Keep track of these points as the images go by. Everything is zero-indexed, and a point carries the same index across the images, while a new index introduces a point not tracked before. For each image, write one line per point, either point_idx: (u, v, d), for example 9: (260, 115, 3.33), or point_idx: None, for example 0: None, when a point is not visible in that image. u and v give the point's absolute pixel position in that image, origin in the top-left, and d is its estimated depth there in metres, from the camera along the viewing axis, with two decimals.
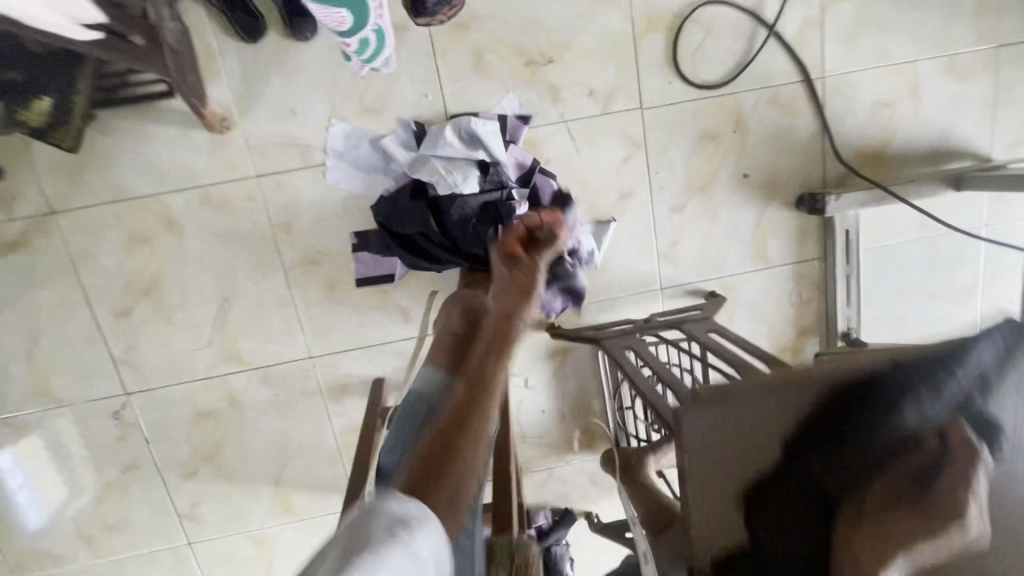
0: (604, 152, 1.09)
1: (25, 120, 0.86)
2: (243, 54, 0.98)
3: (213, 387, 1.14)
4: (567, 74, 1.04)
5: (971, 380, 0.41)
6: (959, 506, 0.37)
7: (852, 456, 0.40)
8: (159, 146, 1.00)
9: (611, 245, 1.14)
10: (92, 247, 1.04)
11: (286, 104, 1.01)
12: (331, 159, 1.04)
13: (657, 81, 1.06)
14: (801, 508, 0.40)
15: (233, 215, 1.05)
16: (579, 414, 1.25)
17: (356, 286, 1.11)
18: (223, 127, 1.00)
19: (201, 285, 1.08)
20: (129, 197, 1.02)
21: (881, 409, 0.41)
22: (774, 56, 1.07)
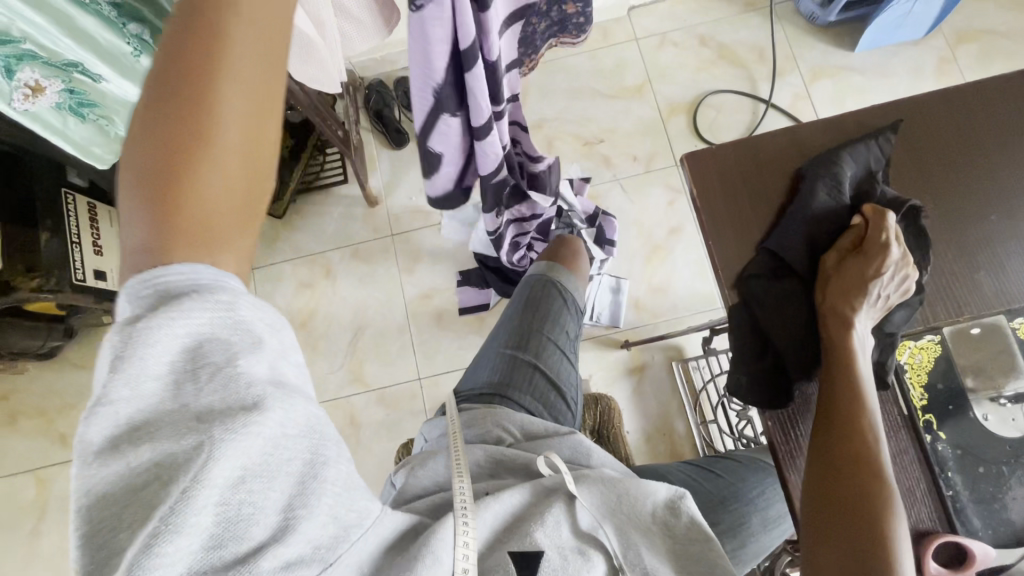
0: (652, 198, 1.38)
1: None
2: (392, 157, 1.46)
3: (338, 407, 1.34)
4: (616, 148, 1.41)
5: (880, 160, 0.58)
6: (881, 241, 0.54)
7: (806, 219, 0.56)
8: (330, 219, 1.43)
9: (670, 271, 1.35)
10: (272, 292, 1.42)
11: (417, 185, 1.44)
12: (445, 220, 1.41)
13: (686, 145, 1.40)
14: (782, 259, 0.56)
15: (372, 263, 1.41)
16: (664, 435, 1.27)
17: (458, 315, 1.37)
18: (375, 201, 1.42)
19: (342, 318, 1.39)
20: (304, 255, 1.43)
21: (823, 173, 0.57)
22: (777, 120, 1.39)
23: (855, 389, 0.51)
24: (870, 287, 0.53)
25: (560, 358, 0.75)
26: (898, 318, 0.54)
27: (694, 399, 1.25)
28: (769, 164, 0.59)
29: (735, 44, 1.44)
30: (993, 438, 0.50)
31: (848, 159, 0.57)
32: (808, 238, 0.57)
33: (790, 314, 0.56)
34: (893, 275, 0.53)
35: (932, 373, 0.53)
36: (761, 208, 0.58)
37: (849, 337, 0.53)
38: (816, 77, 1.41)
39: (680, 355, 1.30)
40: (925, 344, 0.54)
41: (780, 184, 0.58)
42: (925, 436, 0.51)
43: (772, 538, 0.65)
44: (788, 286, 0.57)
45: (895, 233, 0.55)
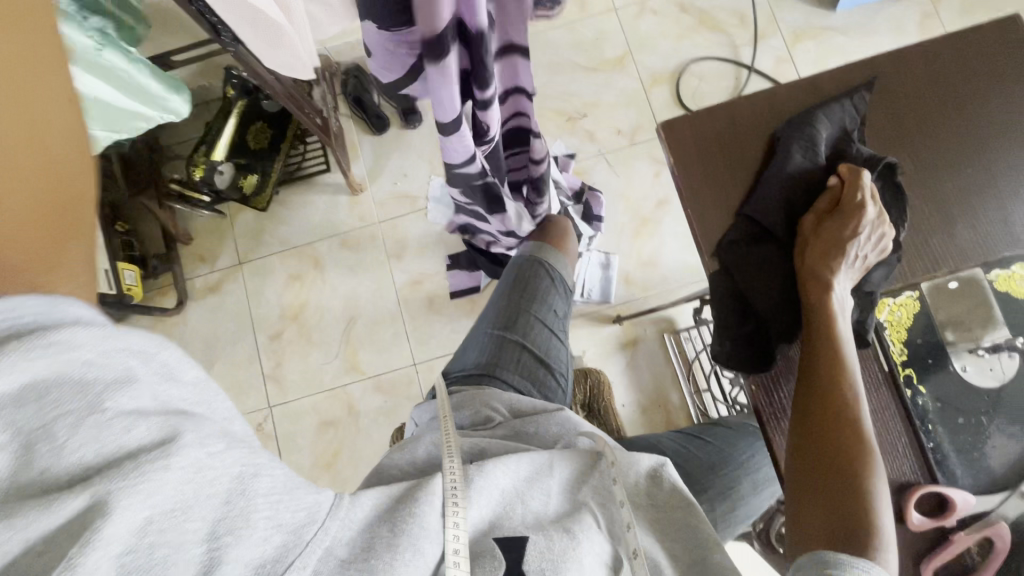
0: (637, 171, 1.38)
1: (241, 187, 1.29)
2: (374, 143, 1.44)
3: (336, 396, 1.35)
4: (599, 122, 1.40)
5: (854, 120, 0.58)
6: (856, 201, 0.55)
7: (782, 183, 0.56)
8: (315, 209, 1.42)
9: (658, 243, 1.34)
10: (262, 286, 1.41)
11: (401, 170, 1.43)
12: (431, 203, 1.40)
13: (670, 115, 1.38)
14: (761, 223, 0.57)
15: (361, 252, 1.40)
16: (659, 406, 1.29)
17: (450, 299, 1.37)
18: (359, 189, 1.41)
19: (334, 308, 1.39)
20: (292, 247, 1.42)
21: (798, 137, 0.57)
22: (760, 85, 1.38)
23: (834, 350, 0.51)
24: (847, 247, 0.53)
25: (548, 336, 0.75)
26: (876, 277, 0.55)
27: (687, 369, 1.26)
28: (745, 128, 0.59)
29: (716, 9, 1.42)
30: (971, 389, 0.51)
31: (822, 121, 0.57)
32: (785, 202, 0.57)
33: (771, 277, 0.57)
34: (870, 233, 0.54)
35: (910, 328, 0.53)
36: (739, 173, 0.58)
37: (828, 298, 0.53)
38: (799, 39, 1.39)
39: (672, 326, 1.31)
40: (904, 301, 0.54)
41: (757, 148, 0.58)
42: (904, 390, 0.51)
43: (763, 499, 0.66)
44: (767, 250, 0.57)
45: (870, 193, 0.55)
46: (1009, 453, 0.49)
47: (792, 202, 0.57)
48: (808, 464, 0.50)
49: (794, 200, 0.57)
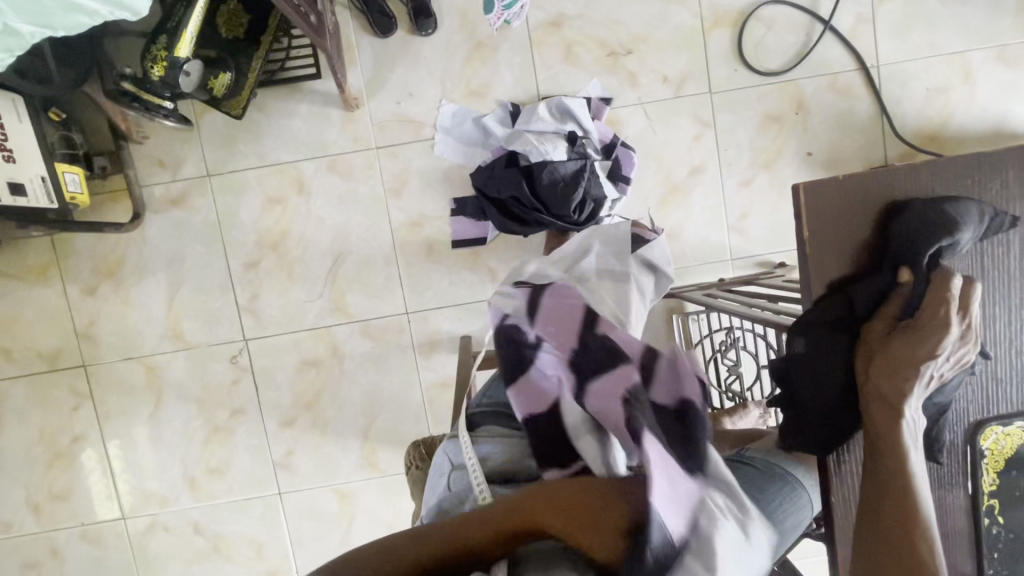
0: (676, 130, 1.22)
1: (211, 89, 1.06)
2: (376, 47, 1.19)
3: (319, 337, 1.26)
4: (645, 63, 1.20)
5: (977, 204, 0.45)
6: (945, 312, 0.44)
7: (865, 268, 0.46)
8: (301, 122, 1.21)
9: (683, 216, 1.24)
10: (235, 205, 1.23)
11: (406, 88, 1.20)
12: (439, 134, 1.21)
13: (725, 68, 1.20)
14: (825, 317, 0.46)
15: (353, 180, 1.22)
16: None
17: (451, 247, 1.24)
18: (355, 104, 1.19)
19: (319, 242, 1.24)
20: (271, 164, 1.22)
21: (905, 216, 0.45)
22: (830, 47, 1.20)
23: (897, 460, 0.44)
24: (921, 368, 0.44)
25: None
26: (951, 391, 0.46)
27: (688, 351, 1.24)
28: (845, 197, 0.45)
29: None
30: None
31: (940, 211, 0.44)
32: (864, 291, 0.46)
33: (823, 376, 0.48)
34: (951, 355, 0.44)
35: (1009, 457, 0.48)
36: (826, 257, 0.46)
37: (888, 418, 0.45)
38: None
39: (680, 306, 1.26)
40: (1013, 430, 0.47)
41: (854, 229, 0.45)
42: (983, 520, 0.48)
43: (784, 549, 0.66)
44: (830, 343, 0.47)
45: (958, 303, 0.44)
46: None
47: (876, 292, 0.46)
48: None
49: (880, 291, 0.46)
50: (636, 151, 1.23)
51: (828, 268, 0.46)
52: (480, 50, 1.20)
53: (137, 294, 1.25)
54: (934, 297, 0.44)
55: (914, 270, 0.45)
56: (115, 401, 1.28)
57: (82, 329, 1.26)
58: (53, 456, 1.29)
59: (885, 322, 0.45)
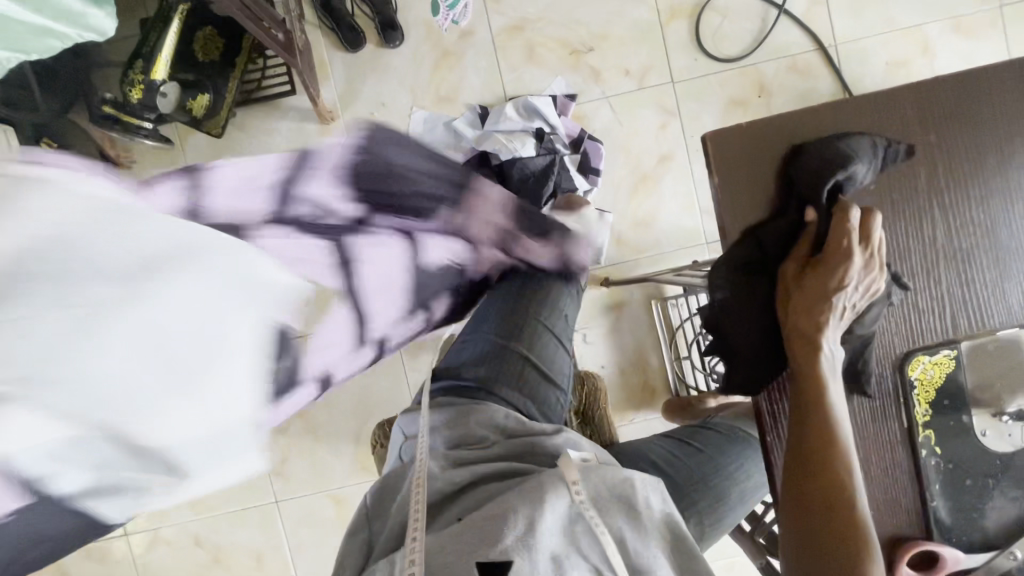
0: (642, 121, 1.25)
1: (191, 110, 1.12)
2: (347, 62, 1.25)
3: None
4: (606, 58, 1.24)
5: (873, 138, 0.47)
6: (848, 246, 0.46)
7: (772, 212, 0.48)
8: (280, 137, 1.26)
9: (655, 203, 1.26)
10: None
11: (378, 99, 1.25)
12: (412, 140, 1.26)
13: (685, 58, 1.24)
14: (740, 263, 0.49)
15: None
16: (638, 370, 1.29)
17: None
18: (330, 117, 1.24)
19: None
20: None
21: (802, 158, 0.47)
22: (787, 30, 1.23)
23: (817, 401, 0.47)
24: (832, 302, 0.47)
25: (551, 345, 0.82)
26: (869, 318, 0.48)
27: (670, 337, 1.25)
28: (745, 147, 0.48)
29: None
30: (985, 454, 0.50)
31: (834, 150, 0.46)
32: (774, 234, 0.48)
33: (748, 319, 0.51)
34: (858, 287, 0.46)
35: (939, 388, 0.49)
36: (739, 210, 0.48)
37: (807, 359, 0.48)
38: None
39: (659, 293, 1.27)
40: (940, 359, 0.48)
41: (759, 181, 0.48)
42: (921, 451, 0.49)
43: (747, 508, 0.67)
44: (751, 286, 0.50)
45: (861, 235, 0.47)
46: (1005, 512, 0.50)
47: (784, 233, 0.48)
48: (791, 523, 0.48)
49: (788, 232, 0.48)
50: (604, 143, 1.26)
51: (740, 220, 0.48)
52: (447, 58, 1.25)
53: None
54: (838, 227, 0.47)
55: (817, 210, 0.47)
56: None
57: None
58: None
59: (796, 261, 0.48)
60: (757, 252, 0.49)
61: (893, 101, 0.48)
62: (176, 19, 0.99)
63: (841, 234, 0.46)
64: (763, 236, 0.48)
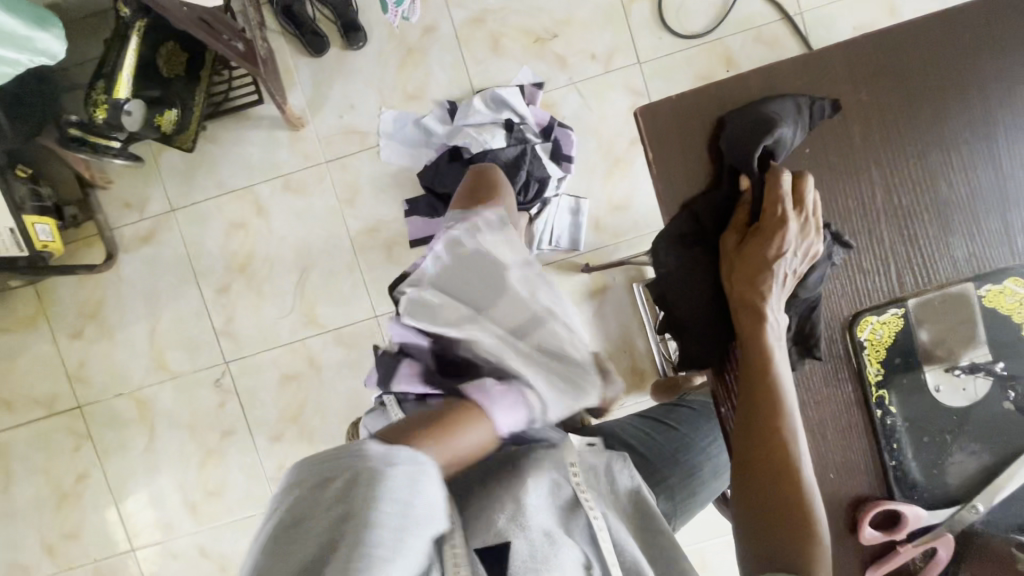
0: (611, 104, 1.25)
1: (159, 127, 1.13)
2: (313, 67, 1.25)
3: (295, 350, 1.30)
4: (571, 43, 1.24)
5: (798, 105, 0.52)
6: (783, 210, 0.50)
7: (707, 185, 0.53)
8: (252, 147, 1.26)
9: (631, 186, 1.26)
10: (201, 234, 1.28)
11: (346, 101, 1.25)
12: (383, 140, 1.26)
13: (650, 37, 1.23)
14: (682, 234, 0.53)
15: (308, 196, 1.27)
16: (625, 354, 1.29)
17: (410, 247, 1.28)
18: (300, 123, 1.24)
19: (285, 259, 1.29)
20: (229, 190, 1.27)
21: (732, 129, 0.51)
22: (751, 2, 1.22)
23: (763, 359, 0.51)
24: (773, 267, 0.50)
25: None
26: (814, 280, 0.52)
27: (654, 319, 1.25)
28: (676, 123, 0.52)
29: None
30: (940, 409, 0.54)
31: (758, 115, 0.50)
32: (712, 205, 0.53)
33: (695, 291, 0.54)
34: (796, 251, 0.50)
35: (890, 345, 0.54)
36: (678, 183, 0.53)
37: (752, 321, 0.51)
38: None
39: (640, 275, 1.27)
40: (889, 319, 0.53)
41: (693, 156, 0.52)
42: (876, 412, 0.54)
43: (719, 487, 0.67)
44: (694, 257, 0.54)
45: (793, 198, 0.50)
46: (965, 468, 0.55)
47: (722, 204, 0.53)
48: (747, 477, 0.52)
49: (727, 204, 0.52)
50: (575, 130, 1.25)
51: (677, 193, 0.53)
52: (412, 55, 1.25)
53: (121, 330, 1.31)
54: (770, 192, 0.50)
55: (750, 177, 0.51)
56: (112, 436, 1.33)
57: (74, 371, 1.32)
58: (61, 497, 1.34)
59: (735, 229, 0.52)
60: (698, 222, 0.53)
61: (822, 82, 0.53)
62: (133, 37, 0.99)
63: (775, 200, 0.50)
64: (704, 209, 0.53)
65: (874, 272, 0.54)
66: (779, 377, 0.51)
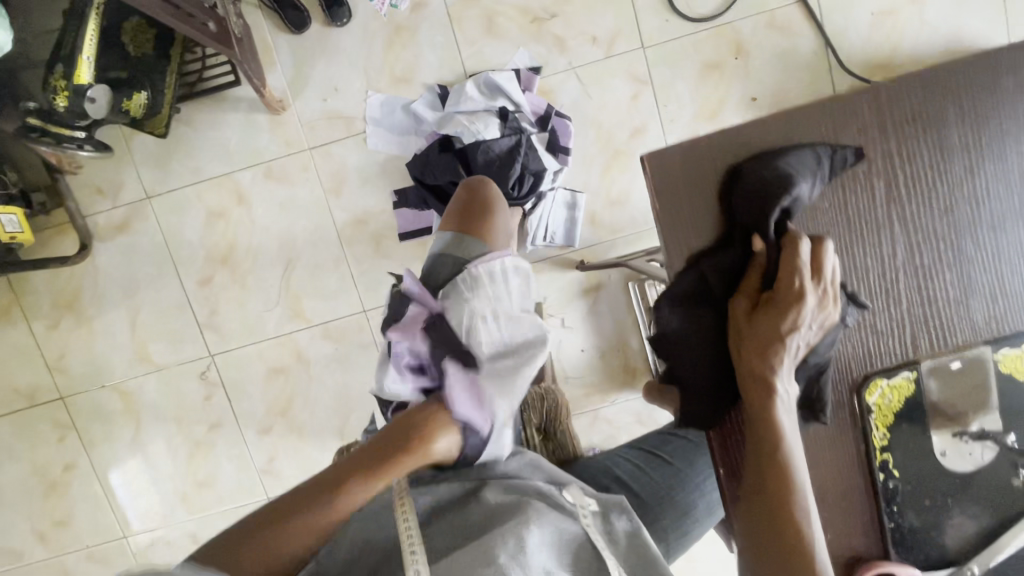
0: (612, 92, 1.18)
1: (128, 111, 1.04)
2: (293, 45, 1.16)
3: (281, 344, 1.27)
4: (571, 24, 1.15)
5: (819, 161, 0.48)
6: (798, 279, 0.47)
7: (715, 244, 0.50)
8: (230, 131, 1.19)
9: (629, 180, 1.21)
10: (179, 224, 1.22)
11: (330, 83, 1.17)
12: (370, 127, 1.19)
13: (656, 19, 1.15)
14: (689, 297, 0.51)
15: (291, 185, 1.21)
16: (617, 351, 1.28)
17: (399, 241, 1.23)
18: (280, 106, 1.16)
19: (268, 251, 1.24)
20: (207, 178, 1.20)
21: (745, 185, 0.48)
22: None
23: (772, 431, 0.49)
24: (786, 340, 0.48)
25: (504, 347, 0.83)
26: (826, 346, 0.50)
27: (648, 318, 1.22)
28: (685, 176, 0.49)
29: None
30: (945, 473, 0.54)
31: (776, 173, 0.47)
32: (722, 266, 0.50)
33: (701, 355, 0.52)
34: (812, 324, 0.48)
35: (896, 410, 0.53)
36: (685, 239, 0.50)
37: (761, 392, 0.49)
38: None
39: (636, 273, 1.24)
40: (899, 383, 0.52)
41: (703, 211, 0.49)
42: (879, 475, 0.53)
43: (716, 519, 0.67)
44: (700, 321, 0.51)
45: (810, 265, 0.48)
46: (963, 530, 0.55)
47: (733, 264, 0.50)
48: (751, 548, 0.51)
49: (737, 264, 0.50)
50: (573, 119, 1.19)
51: (683, 250, 0.49)
52: (400, 34, 1.16)
53: (100, 322, 1.27)
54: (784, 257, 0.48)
55: (764, 240, 0.48)
56: (96, 428, 1.31)
57: (53, 363, 1.29)
58: (49, 487, 1.34)
59: (746, 292, 0.50)
60: (707, 282, 0.50)
61: (852, 131, 0.49)
62: (93, 14, 0.90)
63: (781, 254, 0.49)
64: (714, 270, 0.50)
65: (889, 333, 0.51)
66: (788, 448, 0.50)
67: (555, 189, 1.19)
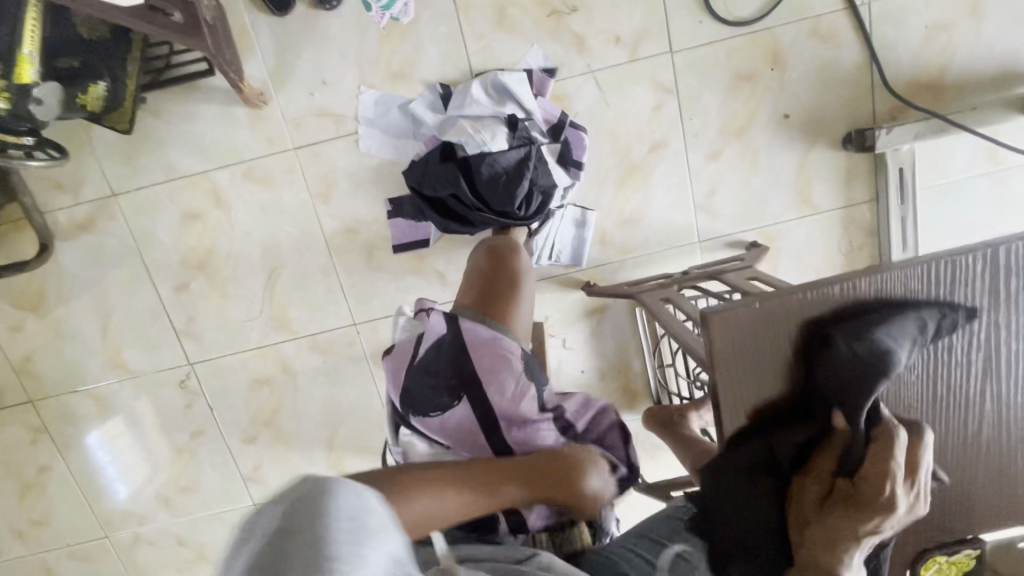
0: (633, 100, 1.06)
1: (84, 106, 0.92)
2: (275, 29, 1.01)
3: (266, 355, 1.20)
4: (592, 21, 1.02)
5: (920, 333, 0.43)
6: (884, 482, 0.43)
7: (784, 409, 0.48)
8: (204, 124, 1.06)
9: (644, 198, 1.12)
10: (151, 224, 1.11)
11: (318, 75, 1.04)
12: (362, 127, 1.07)
13: (687, 20, 1.02)
14: (748, 463, 0.48)
15: (274, 188, 1.10)
16: (618, 374, 1.23)
17: (393, 253, 1.14)
18: (260, 100, 1.03)
19: (249, 257, 1.14)
20: (179, 176, 1.08)
21: (827, 357, 0.44)
22: None
23: None
24: (859, 540, 0.45)
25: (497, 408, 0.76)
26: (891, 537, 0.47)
27: (654, 344, 1.17)
28: (765, 334, 0.45)
29: None
30: None
31: (872, 349, 0.42)
32: (790, 437, 0.47)
33: (753, 527, 0.50)
34: (893, 529, 0.44)
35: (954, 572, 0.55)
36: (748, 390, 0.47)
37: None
38: None
39: None
40: (958, 560, 0.53)
41: (769, 370, 0.46)
42: None
43: None
44: (755, 490, 0.49)
45: (902, 468, 0.43)
46: None
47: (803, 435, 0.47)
48: None
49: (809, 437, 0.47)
50: (589, 130, 1.08)
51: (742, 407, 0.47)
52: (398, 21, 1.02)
53: (67, 324, 1.18)
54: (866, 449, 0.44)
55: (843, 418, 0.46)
56: (70, 432, 1.25)
57: (19, 365, 1.20)
58: (24, 488, 1.29)
59: (818, 473, 0.47)
60: (770, 447, 0.48)
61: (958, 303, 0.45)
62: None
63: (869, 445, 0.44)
64: (782, 439, 0.48)
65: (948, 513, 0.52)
66: None
67: (565, 206, 1.10)
